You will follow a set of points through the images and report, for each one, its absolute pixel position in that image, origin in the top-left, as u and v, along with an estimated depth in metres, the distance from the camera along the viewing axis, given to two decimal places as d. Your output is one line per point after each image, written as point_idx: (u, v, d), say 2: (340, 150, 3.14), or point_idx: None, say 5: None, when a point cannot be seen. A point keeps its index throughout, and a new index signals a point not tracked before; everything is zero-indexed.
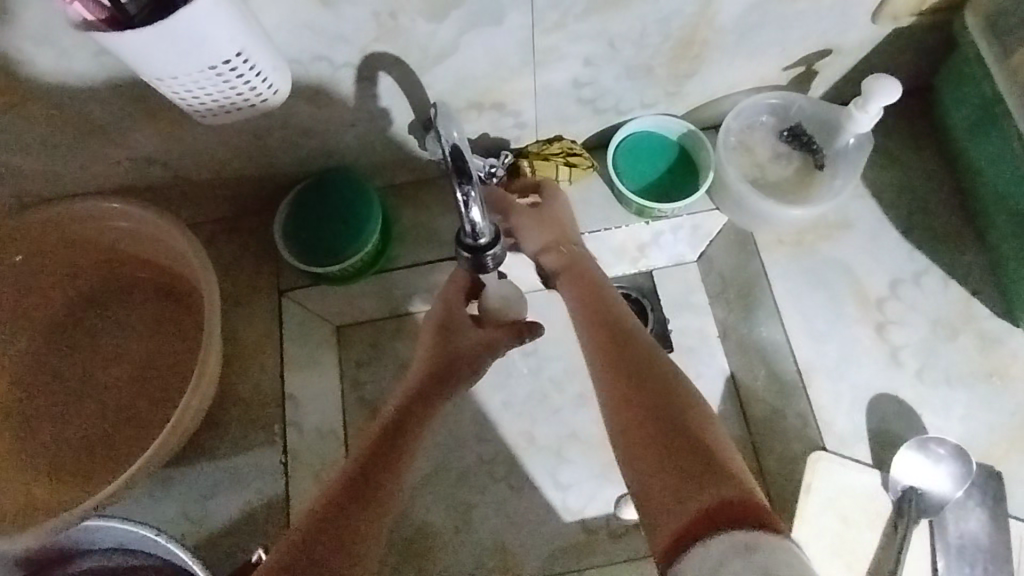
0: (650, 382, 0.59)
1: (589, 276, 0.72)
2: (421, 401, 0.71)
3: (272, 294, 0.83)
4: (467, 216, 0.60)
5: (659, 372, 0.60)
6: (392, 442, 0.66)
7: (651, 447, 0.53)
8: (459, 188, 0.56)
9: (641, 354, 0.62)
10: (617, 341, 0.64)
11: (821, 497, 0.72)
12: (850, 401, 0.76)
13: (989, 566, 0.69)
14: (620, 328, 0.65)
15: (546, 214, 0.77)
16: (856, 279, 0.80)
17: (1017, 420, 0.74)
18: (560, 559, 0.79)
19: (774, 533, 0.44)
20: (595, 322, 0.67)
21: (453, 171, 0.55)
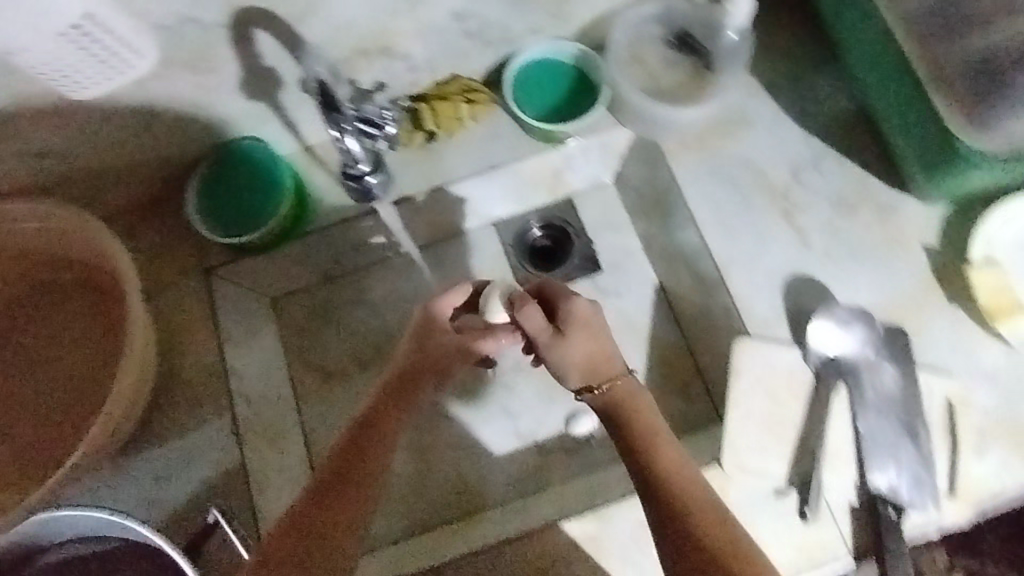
0: (693, 525, 0.60)
1: (624, 399, 0.66)
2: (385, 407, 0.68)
3: (197, 274, 0.83)
4: (343, 146, 0.74)
5: (699, 514, 0.60)
6: (354, 457, 0.65)
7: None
8: (327, 118, 0.69)
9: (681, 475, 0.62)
10: (665, 494, 0.61)
11: (748, 378, 0.76)
12: (765, 287, 0.79)
13: (902, 416, 0.73)
14: (665, 477, 0.62)
15: (577, 326, 0.66)
16: (759, 172, 0.84)
17: (916, 279, 0.79)
18: (518, 483, 0.82)
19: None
20: (637, 467, 0.63)
21: (320, 104, 0.68)
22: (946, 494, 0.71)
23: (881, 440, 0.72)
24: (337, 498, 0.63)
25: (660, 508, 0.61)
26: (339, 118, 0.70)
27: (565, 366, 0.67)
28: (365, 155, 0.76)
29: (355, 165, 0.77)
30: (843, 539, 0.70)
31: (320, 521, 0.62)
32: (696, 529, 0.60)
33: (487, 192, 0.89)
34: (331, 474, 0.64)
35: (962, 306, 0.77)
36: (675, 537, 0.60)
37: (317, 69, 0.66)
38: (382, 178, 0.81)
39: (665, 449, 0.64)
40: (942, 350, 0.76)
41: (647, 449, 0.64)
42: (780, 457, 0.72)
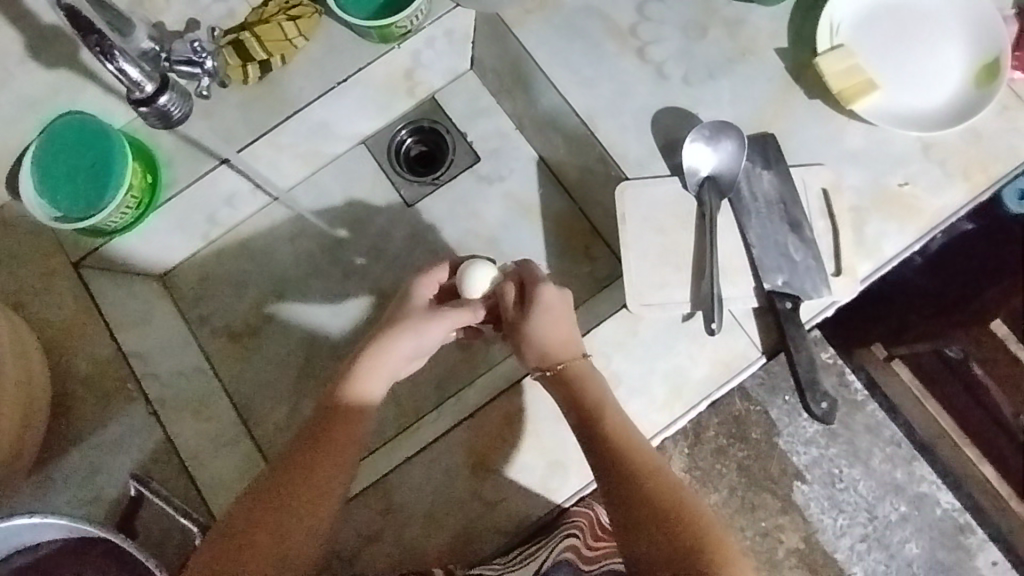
0: (648, 492, 0.63)
1: (576, 377, 0.69)
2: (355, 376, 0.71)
3: (67, 270, 0.79)
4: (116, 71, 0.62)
5: (652, 480, 0.64)
6: (329, 422, 0.67)
7: (652, 542, 0.61)
8: (87, 41, 0.59)
9: (610, 413, 0.67)
10: (620, 462, 0.64)
11: (638, 220, 0.77)
12: (634, 128, 0.78)
13: (785, 214, 0.75)
14: (620, 447, 0.65)
15: (543, 309, 0.70)
16: (605, 15, 0.81)
17: (775, 83, 0.79)
18: (449, 381, 0.86)
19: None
20: (586, 430, 0.67)
21: (72, 25, 0.58)
22: (834, 274, 0.74)
23: (768, 241, 0.75)
24: (304, 469, 0.64)
25: (617, 476, 0.64)
26: (104, 38, 0.59)
27: (530, 349, 0.71)
28: (143, 74, 0.64)
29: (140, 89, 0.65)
30: (752, 342, 0.75)
31: (285, 500, 0.63)
32: (651, 493, 0.63)
33: (342, 109, 0.85)
34: (297, 446, 0.66)
35: (820, 98, 0.78)
36: (630, 507, 0.63)
37: None
38: (178, 97, 0.68)
39: (614, 418, 0.67)
40: (809, 145, 0.77)
41: (599, 419, 0.66)
42: (680, 283, 0.76)
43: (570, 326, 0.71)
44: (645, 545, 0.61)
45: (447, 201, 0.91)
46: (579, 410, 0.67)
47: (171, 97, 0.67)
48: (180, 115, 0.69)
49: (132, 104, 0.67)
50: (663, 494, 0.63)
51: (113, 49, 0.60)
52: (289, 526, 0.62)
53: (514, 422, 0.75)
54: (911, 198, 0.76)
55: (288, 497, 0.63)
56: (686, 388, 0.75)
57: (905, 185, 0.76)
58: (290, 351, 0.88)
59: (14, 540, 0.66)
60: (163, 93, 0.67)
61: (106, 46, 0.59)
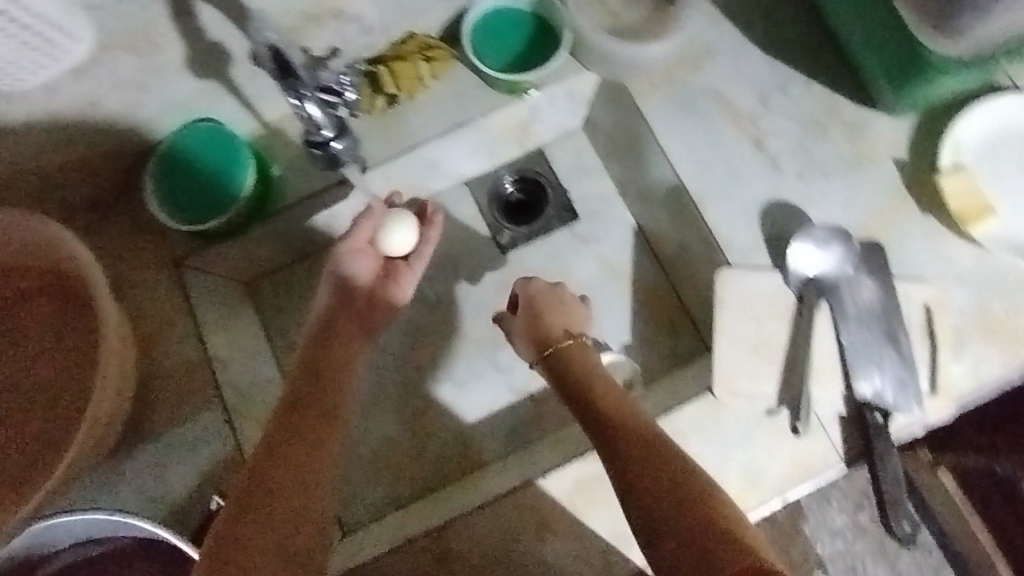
0: (648, 460, 0.59)
1: (571, 361, 0.71)
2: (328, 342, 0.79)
3: (167, 265, 0.80)
4: (306, 115, 0.69)
5: (654, 450, 0.60)
6: (311, 397, 0.74)
7: (661, 517, 0.55)
8: (286, 85, 0.65)
9: (604, 391, 0.67)
10: (617, 432, 0.62)
11: (735, 307, 0.77)
12: (742, 214, 0.80)
13: (884, 325, 0.75)
14: (615, 416, 0.64)
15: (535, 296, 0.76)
16: (727, 101, 0.83)
17: (888, 192, 0.79)
18: (517, 433, 0.85)
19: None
20: (582, 406, 0.67)
21: (278, 72, 0.64)
22: (928, 394, 0.74)
23: (862, 348, 0.74)
24: (294, 434, 0.70)
25: (615, 448, 0.61)
26: (301, 85, 0.65)
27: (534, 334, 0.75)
28: (328, 120, 0.71)
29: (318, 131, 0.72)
30: (834, 449, 0.74)
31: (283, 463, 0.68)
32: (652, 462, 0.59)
33: (458, 150, 0.86)
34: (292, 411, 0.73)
35: (933, 213, 0.78)
36: (629, 479, 0.59)
37: (269, 36, 0.63)
38: (349, 144, 0.75)
39: (614, 396, 0.67)
40: (917, 259, 0.77)
41: (599, 399, 0.66)
42: (770, 377, 0.76)
43: (565, 312, 0.75)
44: (655, 519, 0.55)
45: (541, 255, 0.90)
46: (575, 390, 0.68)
47: (344, 143, 0.74)
48: (349, 159, 0.77)
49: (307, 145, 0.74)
50: (682, 488, 0.56)
51: (305, 93, 0.66)
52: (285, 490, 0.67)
53: (581, 486, 0.74)
54: (1013, 328, 0.75)
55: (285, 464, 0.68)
56: (761, 484, 0.73)
57: (1008, 314, 0.76)
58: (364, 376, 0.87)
59: (86, 533, 0.67)
60: (339, 138, 0.73)
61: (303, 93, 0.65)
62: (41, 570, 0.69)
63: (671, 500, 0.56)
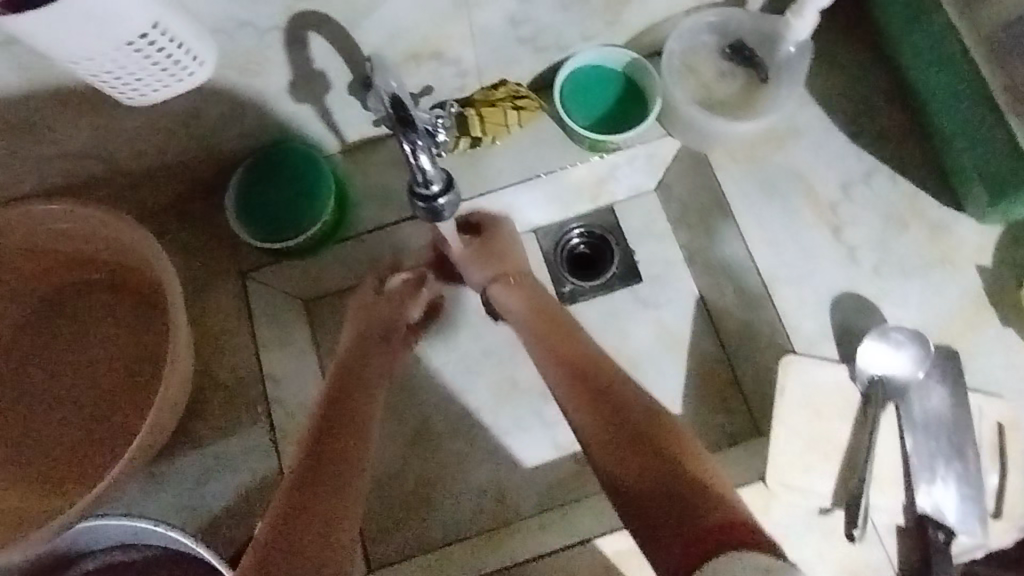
0: (616, 405, 0.62)
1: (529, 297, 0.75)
2: (361, 355, 0.77)
3: (234, 276, 0.81)
4: (414, 164, 0.59)
5: (616, 393, 0.63)
6: (347, 402, 0.72)
7: (628, 464, 0.58)
8: (404, 139, 0.57)
9: (563, 335, 0.71)
10: (580, 374, 0.66)
11: (797, 398, 0.75)
12: (814, 303, 0.78)
13: (952, 438, 0.72)
14: (575, 360, 0.68)
15: (493, 234, 0.79)
16: (810, 185, 0.82)
17: (968, 299, 0.77)
18: (555, 492, 0.83)
19: (763, 550, 0.48)
20: (544, 348, 0.70)
21: (397, 125, 0.56)
22: (992, 516, 0.71)
23: (927, 459, 0.72)
24: (339, 434, 0.68)
25: (579, 392, 0.65)
26: (417, 139, 0.57)
27: (482, 265, 0.77)
28: (436, 170, 0.60)
29: (425, 182, 0.61)
30: (888, 561, 0.71)
31: (323, 455, 0.66)
32: (617, 405, 0.62)
33: (529, 199, 0.87)
34: (311, 463, 0.65)
35: (1014, 326, 0.76)
36: (600, 424, 0.61)
37: (393, 83, 0.55)
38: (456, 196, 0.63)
39: (578, 342, 0.70)
40: (992, 373, 0.75)
41: (565, 343, 0.70)
42: (827, 475, 0.73)
43: (517, 251, 0.79)
44: (621, 468, 0.58)
45: (598, 312, 0.90)
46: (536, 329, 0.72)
47: (450, 199, 0.62)
48: (450, 213, 0.64)
49: (408, 194, 0.63)
50: (656, 444, 0.59)
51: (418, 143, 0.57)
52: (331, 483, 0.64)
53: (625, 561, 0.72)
54: None
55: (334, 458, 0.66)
56: None
57: None
58: (407, 411, 0.86)
59: (130, 536, 0.68)
60: (445, 193, 0.62)
61: (419, 145, 0.57)
62: (74, 568, 0.70)
63: (642, 447, 0.59)
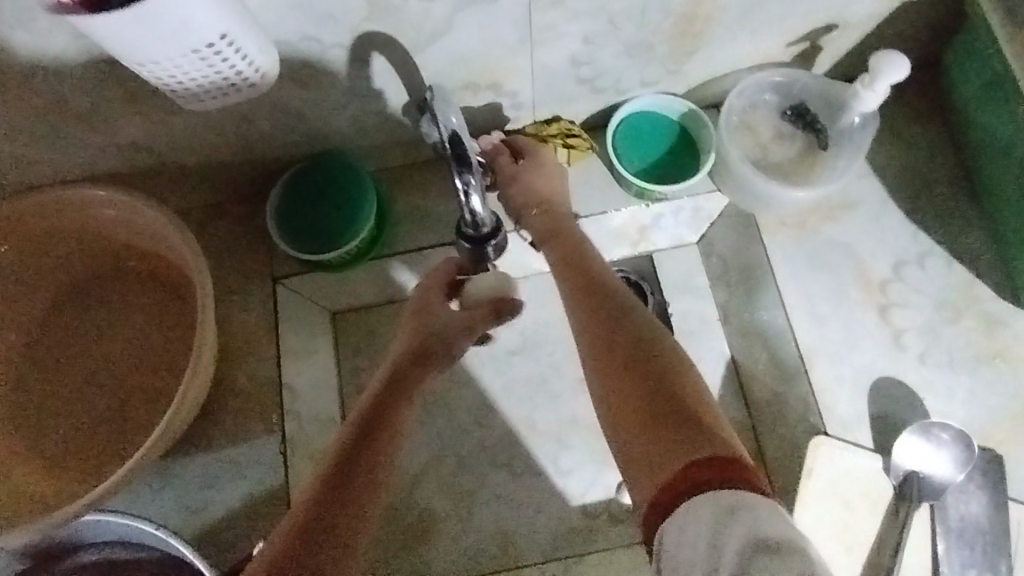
0: (628, 337, 0.59)
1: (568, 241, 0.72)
2: (399, 380, 0.74)
3: (267, 281, 0.82)
4: (467, 205, 0.61)
5: (636, 326, 0.61)
6: (381, 428, 0.69)
7: (632, 398, 0.55)
8: (459, 178, 0.57)
9: (596, 269, 0.68)
10: (602, 308, 0.63)
11: (824, 482, 0.72)
12: (851, 384, 0.75)
13: (988, 550, 0.68)
14: (602, 292, 0.65)
15: (531, 160, 0.76)
16: (861, 261, 0.79)
17: (1019, 401, 0.73)
18: (560, 545, 0.80)
19: (753, 493, 0.45)
20: (567, 283, 0.68)
21: (453, 162, 0.56)
22: None
23: (958, 568, 0.68)
24: (360, 458, 0.66)
25: (595, 322, 0.62)
26: (471, 180, 0.58)
27: (514, 185, 0.74)
28: (487, 214, 0.63)
29: (475, 224, 0.64)
30: None
31: (345, 475, 0.64)
32: (630, 338, 0.59)
33: None
34: (333, 495, 0.62)
35: None
36: (612, 355, 0.59)
37: (454, 119, 0.55)
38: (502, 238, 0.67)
39: (605, 275, 0.67)
40: None
41: (595, 278, 0.67)
42: (848, 569, 0.70)
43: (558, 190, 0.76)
44: (625, 401, 0.55)
45: None
46: (566, 265, 0.70)
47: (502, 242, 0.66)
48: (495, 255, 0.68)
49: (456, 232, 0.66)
50: (668, 378, 0.55)
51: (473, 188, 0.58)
52: (350, 502, 0.62)
53: None
54: None
55: (360, 475, 0.64)
56: None
57: None
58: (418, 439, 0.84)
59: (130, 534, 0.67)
60: (495, 236, 0.65)
61: (473, 186, 0.58)
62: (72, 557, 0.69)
63: (650, 378, 0.55)
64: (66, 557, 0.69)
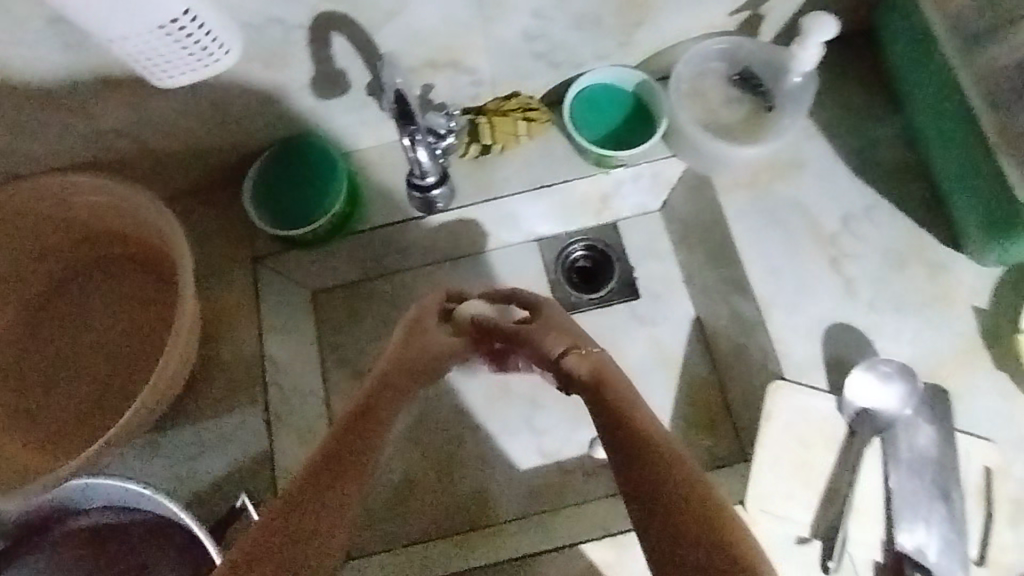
0: (647, 470, 0.47)
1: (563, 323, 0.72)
2: (384, 389, 0.64)
3: (247, 263, 0.85)
4: (414, 158, 0.76)
5: (646, 440, 0.50)
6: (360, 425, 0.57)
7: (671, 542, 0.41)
8: (404, 131, 0.71)
9: (588, 359, 0.65)
10: (619, 437, 0.51)
11: (782, 425, 0.75)
12: (806, 332, 0.79)
13: (937, 478, 0.71)
14: (594, 375, 0.61)
15: (548, 319, 0.70)
16: (812, 216, 0.83)
17: (963, 340, 0.77)
18: (536, 501, 0.83)
19: None
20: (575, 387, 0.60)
21: (399, 119, 0.70)
22: (977, 564, 0.70)
23: (909, 498, 0.71)
24: (348, 444, 0.54)
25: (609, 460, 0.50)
26: (415, 133, 0.72)
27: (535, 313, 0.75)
28: (432, 167, 0.78)
29: (422, 175, 0.79)
30: None
31: (338, 464, 0.51)
32: (638, 456, 0.48)
33: (535, 209, 0.89)
34: (325, 468, 0.51)
35: (1010, 372, 0.75)
36: (630, 476, 0.47)
37: (398, 80, 0.66)
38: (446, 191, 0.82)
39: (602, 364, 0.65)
40: (983, 416, 0.74)
41: (594, 376, 0.60)
42: (806, 505, 0.73)
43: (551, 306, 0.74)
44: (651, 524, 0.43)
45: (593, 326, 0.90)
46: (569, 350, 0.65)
47: (442, 191, 0.81)
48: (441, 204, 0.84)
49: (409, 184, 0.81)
50: (673, 474, 0.46)
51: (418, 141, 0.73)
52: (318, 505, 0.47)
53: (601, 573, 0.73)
54: None
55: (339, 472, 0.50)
56: None
57: None
58: None
59: (118, 497, 0.70)
60: (439, 185, 0.81)
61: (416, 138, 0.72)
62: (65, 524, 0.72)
63: (676, 519, 0.43)
64: (58, 524, 0.73)
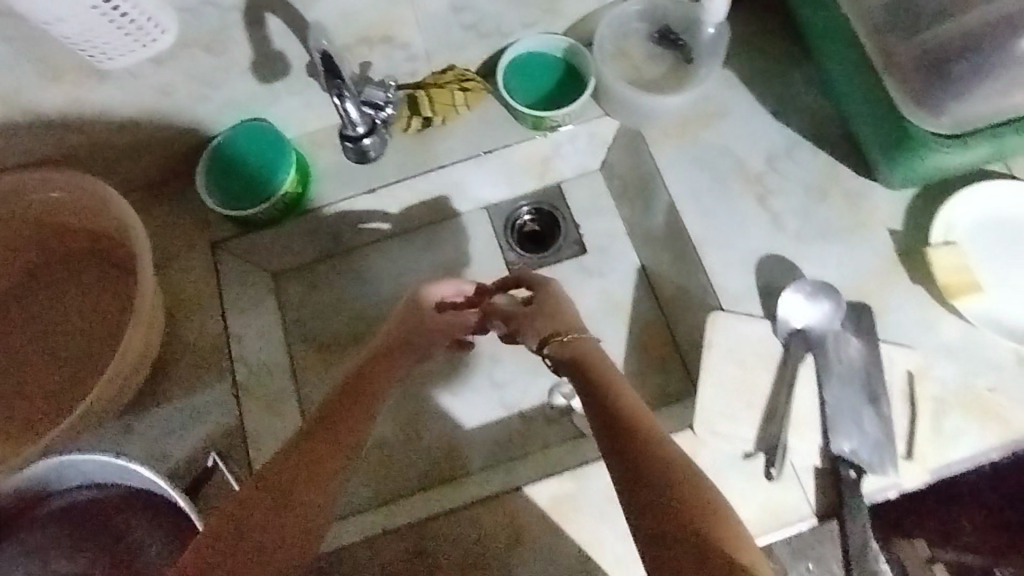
0: (636, 448, 0.56)
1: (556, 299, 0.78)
2: (360, 375, 0.75)
3: (206, 247, 0.88)
4: (343, 111, 0.78)
5: (653, 441, 0.57)
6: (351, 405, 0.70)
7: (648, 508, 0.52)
8: (330, 87, 0.73)
9: (599, 362, 0.67)
10: (618, 432, 0.58)
11: (723, 351, 0.80)
12: (740, 264, 0.84)
13: (865, 384, 0.77)
14: (605, 388, 0.63)
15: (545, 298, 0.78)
16: (737, 158, 0.88)
17: (881, 259, 0.83)
18: (501, 449, 0.87)
19: None
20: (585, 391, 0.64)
21: (324, 74, 0.72)
22: (905, 458, 0.75)
23: (841, 405, 0.77)
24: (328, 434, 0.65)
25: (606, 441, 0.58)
26: (342, 89, 0.74)
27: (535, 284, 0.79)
28: (361, 119, 0.80)
29: (353, 127, 0.81)
30: (805, 499, 0.75)
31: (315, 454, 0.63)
32: (627, 428, 0.58)
33: (479, 178, 0.94)
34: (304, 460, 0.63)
35: (925, 284, 0.81)
36: (619, 453, 0.57)
37: (323, 42, 0.69)
38: (377, 140, 0.85)
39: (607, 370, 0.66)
40: (903, 326, 0.80)
41: (609, 384, 0.63)
42: (750, 422, 0.78)
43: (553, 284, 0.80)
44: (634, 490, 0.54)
45: None
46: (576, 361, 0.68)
47: (374, 140, 0.84)
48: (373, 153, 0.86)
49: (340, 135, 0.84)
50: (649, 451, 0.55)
51: (345, 94, 0.75)
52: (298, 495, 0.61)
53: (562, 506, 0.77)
54: (996, 406, 0.77)
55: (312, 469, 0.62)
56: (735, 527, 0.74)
57: (991, 391, 0.77)
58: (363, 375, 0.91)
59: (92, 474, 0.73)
60: (370, 136, 0.83)
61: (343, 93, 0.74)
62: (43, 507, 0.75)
63: (654, 481, 0.53)
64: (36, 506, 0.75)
